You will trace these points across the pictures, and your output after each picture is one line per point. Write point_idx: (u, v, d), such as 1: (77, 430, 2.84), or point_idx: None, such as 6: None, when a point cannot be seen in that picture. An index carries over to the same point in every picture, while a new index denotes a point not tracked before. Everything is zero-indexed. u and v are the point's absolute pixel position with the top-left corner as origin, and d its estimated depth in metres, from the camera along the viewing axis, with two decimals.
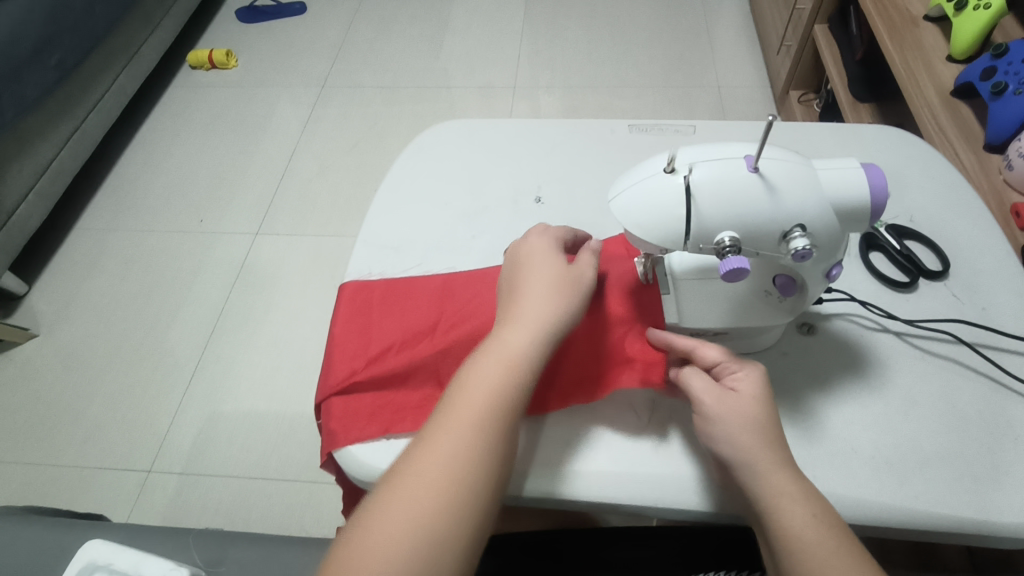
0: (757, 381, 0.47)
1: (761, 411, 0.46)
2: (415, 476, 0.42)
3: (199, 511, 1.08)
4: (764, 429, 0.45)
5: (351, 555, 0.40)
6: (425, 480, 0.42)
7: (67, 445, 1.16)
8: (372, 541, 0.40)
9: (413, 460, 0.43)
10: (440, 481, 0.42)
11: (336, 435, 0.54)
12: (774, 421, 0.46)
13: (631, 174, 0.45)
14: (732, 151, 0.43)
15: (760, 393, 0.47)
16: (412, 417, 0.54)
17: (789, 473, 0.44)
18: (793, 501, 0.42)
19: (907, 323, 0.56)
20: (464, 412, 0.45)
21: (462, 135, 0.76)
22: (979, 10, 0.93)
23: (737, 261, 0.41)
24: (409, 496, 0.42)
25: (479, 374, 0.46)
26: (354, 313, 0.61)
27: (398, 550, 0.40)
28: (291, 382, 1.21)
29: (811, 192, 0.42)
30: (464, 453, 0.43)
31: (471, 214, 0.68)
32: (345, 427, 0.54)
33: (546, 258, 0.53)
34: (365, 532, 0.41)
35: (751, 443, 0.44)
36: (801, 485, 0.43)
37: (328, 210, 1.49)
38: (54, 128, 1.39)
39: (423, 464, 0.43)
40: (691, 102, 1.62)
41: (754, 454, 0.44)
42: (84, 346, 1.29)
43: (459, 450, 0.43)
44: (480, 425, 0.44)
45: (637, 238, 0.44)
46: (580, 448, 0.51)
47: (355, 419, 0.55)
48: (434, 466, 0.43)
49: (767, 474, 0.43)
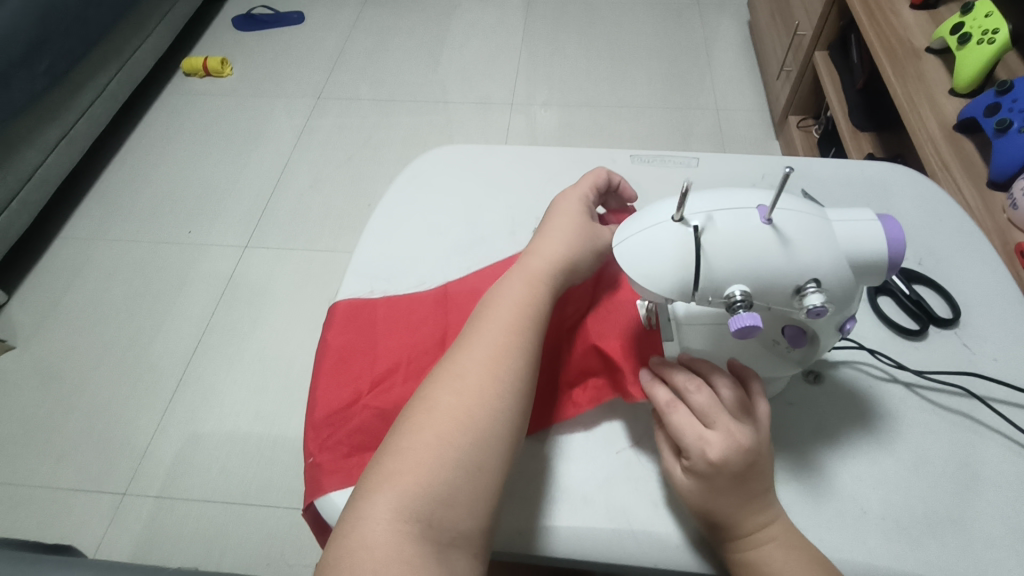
0: (721, 453, 0.43)
1: (727, 482, 0.43)
2: (421, 418, 0.45)
3: (175, 535, 1.04)
4: (748, 492, 0.43)
5: (365, 486, 0.43)
6: (430, 420, 0.45)
7: (41, 463, 1.12)
8: (382, 475, 0.43)
9: (421, 405, 0.46)
10: (444, 419, 0.45)
11: (334, 475, 0.51)
12: (758, 483, 0.43)
13: (636, 219, 0.43)
14: (743, 200, 0.41)
15: (737, 453, 0.43)
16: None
17: (772, 540, 0.43)
18: (772, 557, 0.42)
19: (917, 374, 0.54)
20: (473, 372, 0.47)
21: (458, 161, 0.74)
22: (983, 44, 0.92)
23: (750, 317, 0.38)
24: (417, 434, 0.44)
25: (485, 339, 0.49)
26: (345, 345, 0.59)
27: (405, 480, 0.42)
28: (277, 403, 1.17)
29: (826, 245, 0.39)
30: (466, 394, 0.46)
31: (465, 245, 0.66)
32: (346, 467, 0.52)
33: (557, 224, 0.56)
34: (377, 468, 0.44)
35: (729, 506, 0.43)
36: (782, 536, 0.43)
37: (320, 224, 1.46)
38: (40, 133, 1.35)
39: (430, 406, 0.46)
40: (689, 123, 1.61)
41: (739, 521, 0.43)
42: (63, 358, 1.25)
43: (463, 392, 0.46)
44: (490, 382, 0.46)
45: (642, 287, 0.42)
46: (574, 501, 0.48)
47: (358, 458, 0.52)
48: (438, 406, 0.45)
49: (749, 548, 0.43)
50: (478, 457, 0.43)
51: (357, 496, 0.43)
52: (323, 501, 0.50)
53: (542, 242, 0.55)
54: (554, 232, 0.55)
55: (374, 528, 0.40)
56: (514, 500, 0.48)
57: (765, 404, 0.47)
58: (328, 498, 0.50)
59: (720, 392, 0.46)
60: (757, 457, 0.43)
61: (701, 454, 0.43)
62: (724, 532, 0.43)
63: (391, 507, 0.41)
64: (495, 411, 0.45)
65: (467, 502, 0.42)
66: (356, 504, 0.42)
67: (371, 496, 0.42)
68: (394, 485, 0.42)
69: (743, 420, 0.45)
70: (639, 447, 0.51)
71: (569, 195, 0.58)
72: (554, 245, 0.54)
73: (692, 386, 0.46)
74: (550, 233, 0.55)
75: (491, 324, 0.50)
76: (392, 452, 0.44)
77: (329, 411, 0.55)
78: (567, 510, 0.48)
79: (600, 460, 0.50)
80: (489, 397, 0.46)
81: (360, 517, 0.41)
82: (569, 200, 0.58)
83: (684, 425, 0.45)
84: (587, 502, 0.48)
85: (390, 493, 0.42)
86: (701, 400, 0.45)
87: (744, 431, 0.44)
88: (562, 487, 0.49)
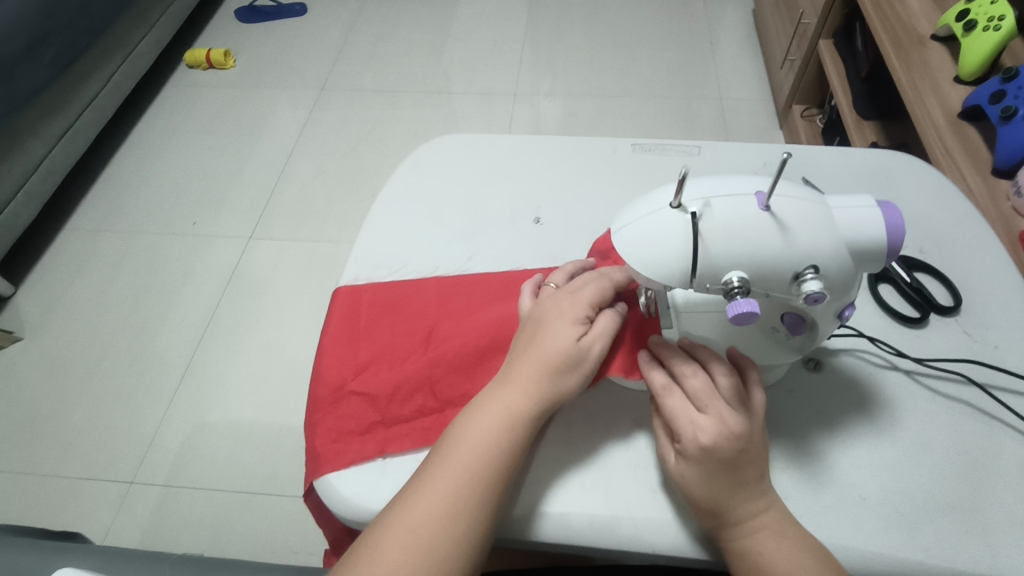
0: (711, 436, 0.43)
1: (718, 467, 0.43)
2: (446, 453, 0.46)
3: (182, 523, 1.05)
4: (740, 481, 0.43)
5: (384, 525, 0.44)
6: (454, 457, 0.46)
7: (49, 452, 1.13)
8: (402, 521, 0.43)
9: (448, 439, 0.47)
10: (468, 457, 0.46)
11: (329, 459, 0.52)
12: (750, 474, 0.44)
13: (635, 206, 0.43)
14: (742, 186, 0.41)
15: (728, 442, 0.43)
16: (406, 433, 0.53)
17: (763, 530, 0.43)
18: (762, 543, 0.43)
19: (917, 362, 0.54)
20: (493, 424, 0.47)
21: (460, 150, 0.74)
22: (989, 31, 0.91)
23: (747, 303, 0.39)
24: (439, 468, 0.45)
25: (504, 396, 0.48)
26: (341, 335, 0.60)
27: (424, 528, 0.43)
28: (281, 393, 1.18)
29: (825, 231, 0.40)
30: (488, 432, 0.46)
31: (467, 235, 0.66)
32: (335, 451, 0.52)
33: (550, 336, 0.49)
34: (401, 498, 0.45)
35: (721, 492, 0.43)
36: (774, 523, 0.43)
37: (324, 215, 1.46)
38: (45, 126, 1.36)
39: (454, 440, 0.47)
40: (693, 113, 1.60)
41: (731, 510, 0.43)
42: (70, 349, 1.26)
43: (487, 431, 0.46)
44: (507, 436, 0.47)
45: (641, 274, 0.42)
46: (571, 488, 0.49)
47: (346, 443, 0.53)
48: (461, 443, 0.46)
49: (740, 535, 0.43)
50: (498, 498, 0.45)
51: (374, 534, 0.44)
52: (319, 484, 0.51)
53: (530, 355, 0.49)
54: (545, 346, 0.49)
55: (394, 557, 0.42)
56: (518, 494, 0.48)
57: (760, 394, 0.47)
58: (320, 482, 0.51)
59: (717, 380, 0.46)
60: (748, 447, 0.44)
61: (692, 438, 0.44)
62: (716, 519, 0.44)
63: (408, 548, 0.43)
64: (517, 454, 0.47)
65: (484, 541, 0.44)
66: (373, 541, 0.43)
67: (389, 537, 0.43)
68: (415, 532, 0.43)
69: (738, 408, 0.45)
70: (639, 436, 0.51)
71: (568, 296, 0.51)
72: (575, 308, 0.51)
73: (689, 370, 0.47)
74: (541, 347, 0.49)
75: (511, 380, 0.48)
76: (416, 485, 0.45)
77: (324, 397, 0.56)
78: (565, 497, 0.48)
79: (598, 448, 0.51)
80: (512, 442, 0.47)
81: (381, 544, 0.43)
82: (567, 305, 0.51)
83: (676, 408, 0.45)
84: (585, 489, 0.49)
85: (410, 540, 0.43)
86: (695, 384, 0.46)
87: (737, 418, 0.44)
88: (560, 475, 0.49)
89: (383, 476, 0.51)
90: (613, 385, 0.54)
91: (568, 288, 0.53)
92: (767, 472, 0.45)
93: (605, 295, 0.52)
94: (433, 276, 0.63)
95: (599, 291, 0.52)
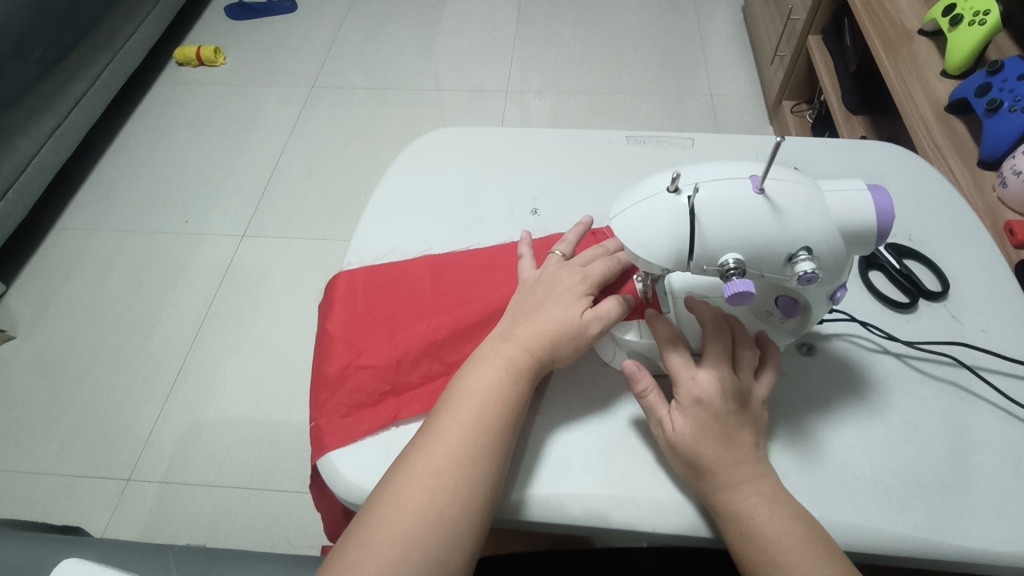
0: (707, 393, 0.46)
1: (712, 422, 0.46)
2: (455, 406, 0.47)
3: (180, 519, 1.05)
4: (734, 439, 0.45)
5: (398, 472, 0.45)
6: (463, 409, 0.47)
7: (44, 451, 1.13)
8: (412, 467, 0.45)
9: (457, 392, 0.48)
10: (478, 409, 0.47)
11: (338, 434, 0.53)
12: (741, 433, 0.46)
13: (633, 189, 0.44)
14: (736, 171, 0.42)
15: (720, 394, 0.46)
16: (416, 400, 0.55)
17: (759, 491, 0.44)
18: (756, 503, 0.44)
19: (908, 345, 0.55)
20: (491, 377, 0.48)
21: (456, 142, 0.74)
22: (974, 25, 0.93)
23: (743, 283, 0.39)
24: (450, 421, 0.47)
25: (503, 352, 0.50)
26: (339, 318, 0.60)
27: (432, 474, 0.44)
28: (277, 389, 1.18)
29: (816, 213, 0.40)
30: (498, 388, 0.48)
31: (465, 225, 0.67)
32: (346, 426, 0.53)
33: (555, 303, 0.52)
34: (416, 447, 0.46)
35: (717, 449, 0.45)
36: (766, 487, 0.44)
37: (317, 212, 1.46)
38: (34, 124, 1.35)
39: (464, 393, 0.48)
40: (683, 110, 1.62)
41: (728, 468, 0.45)
42: (64, 348, 1.26)
43: (495, 385, 0.48)
44: (508, 385, 0.48)
45: (637, 257, 0.43)
46: (570, 470, 0.49)
47: (358, 417, 0.54)
48: (470, 396, 0.48)
49: (736, 493, 0.44)
50: (506, 448, 0.46)
51: (388, 482, 0.45)
52: (326, 460, 0.52)
53: (534, 315, 0.51)
54: (549, 309, 0.51)
55: (411, 506, 0.43)
56: (520, 479, 0.49)
57: (767, 372, 0.49)
58: (331, 458, 0.52)
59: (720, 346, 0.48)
60: (740, 407, 0.46)
61: (692, 394, 0.47)
62: (714, 479, 0.45)
63: (420, 491, 0.44)
64: (521, 411, 0.48)
65: (494, 491, 0.45)
66: (387, 489, 0.45)
67: (402, 484, 0.44)
68: (423, 477, 0.44)
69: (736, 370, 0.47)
70: (637, 418, 0.52)
71: (577, 270, 0.54)
72: (576, 284, 0.53)
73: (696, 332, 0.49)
74: (544, 310, 0.51)
75: (515, 340, 0.50)
76: (429, 434, 0.47)
77: (329, 376, 0.56)
78: (559, 478, 0.49)
79: (597, 430, 0.52)
80: (518, 398, 0.48)
81: (398, 493, 0.44)
82: (576, 278, 0.53)
83: (678, 367, 0.48)
84: (585, 472, 0.49)
85: (420, 484, 0.44)
86: (712, 345, 0.48)
87: (731, 376, 0.47)
88: (557, 458, 0.50)
89: (388, 461, 0.51)
90: (611, 370, 0.55)
91: (578, 263, 0.55)
92: (759, 441, 0.47)
93: (610, 268, 0.54)
94: (422, 255, 0.64)
95: (607, 267, 0.54)
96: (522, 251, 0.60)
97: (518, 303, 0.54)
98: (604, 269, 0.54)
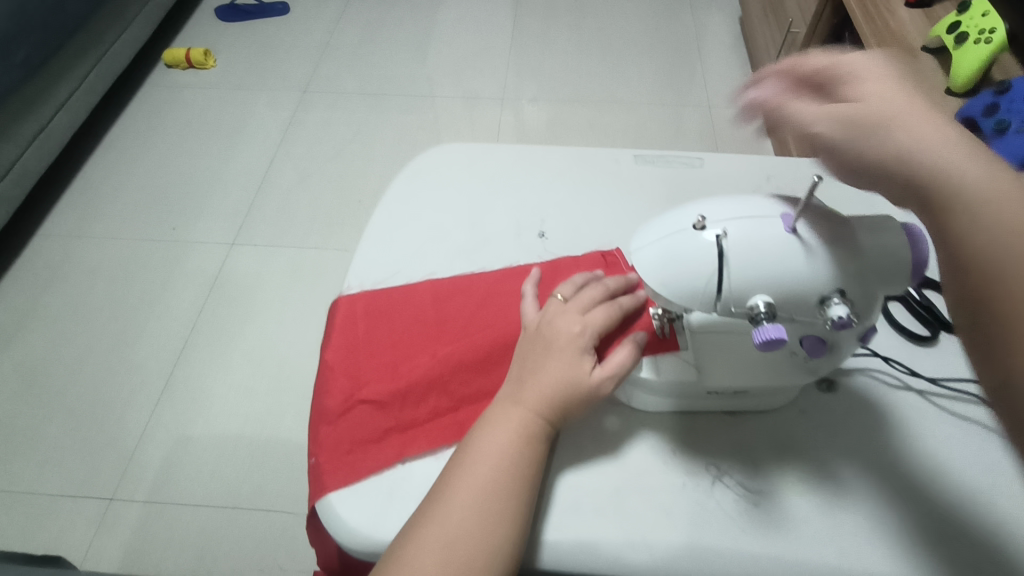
0: None
1: None
2: (465, 469, 0.45)
3: (165, 541, 1.01)
4: None
5: (408, 540, 0.43)
6: (475, 472, 0.45)
7: (22, 468, 1.09)
8: (424, 537, 0.43)
9: (467, 453, 0.46)
10: (490, 472, 0.45)
11: (341, 473, 0.50)
12: None
13: (654, 224, 0.42)
14: (765, 208, 0.39)
15: None
16: (424, 436, 0.52)
17: None
18: None
19: (931, 381, 0.53)
20: (502, 441, 0.46)
21: (460, 159, 0.72)
22: (980, 43, 0.93)
23: (775, 329, 0.37)
24: (461, 485, 0.45)
25: (508, 423, 0.47)
26: (339, 346, 0.58)
27: (446, 546, 0.42)
28: (267, 404, 1.15)
29: (849, 255, 0.38)
30: (510, 450, 0.46)
31: (470, 248, 0.64)
32: (348, 464, 0.51)
33: (557, 362, 0.49)
34: (426, 513, 0.44)
35: None
36: None
37: (309, 220, 1.43)
38: (16, 129, 1.30)
39: (473, 457, 0.46)
40: (681, 120, 1.60)
41: None
42: (45, 361, 1.22)
43: (507, 447, 0.46)
44: (522, 448, 0.46)
45: (658, 296, 0.41)
46: (582, 516, 0.47)
47: (360, 455, 0.51)
48: (482, 458, 0.46)
49: None
50: (520, 510, 0.44)
51: (399, 551, 0.43)
52: (327, 501, 0.49)
53: (536, 376, 0.49)
54: (552, 369, 0.49)
55: None
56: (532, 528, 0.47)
57: None
58: (333, 498, 0.49)
59: None
60: None
61: None
62: None
63: (433, 563, 0.42)
64: (535, 472, 0.46)
65: (513, 560, 0.43)
66: (398, 559, 0.43)
67: (414, 555, 0.42)
68: (436, 548, 0.42)
69: None
70: (651, 460, 0.50)
71: (576, 317, 0.51)
72: (575, 339, 0.50)
73: None
74: (546, 371, 0.49)
75: (522, 402, 0.48)
76: (439, 499, 0.44)
77: (329, 410, 0.54)
78: (571, 524, 0.46)
79: (610, 473, 0.49)
80: (531, 459, 0.46)
81: (409, 565, 0.42)
82: (574, 330, 0.50)
83: None
84: (598, 517, 0.47)
85: (433, 556, 0.42)
86: None
87: None
88: (570, 503, 0.48)
89: (390, 505, 0.49)
90: (623, 406, 0.53)
91: (576, 306, 0.52)
92: None
93: (611, 318, 0.51)
94: (427, 279, 0.62)
95: (606, 314, 0.51)
96: (526, 290, 0.57)
97: (519, 360, 0.51)
98: (603, 316, 0.51)
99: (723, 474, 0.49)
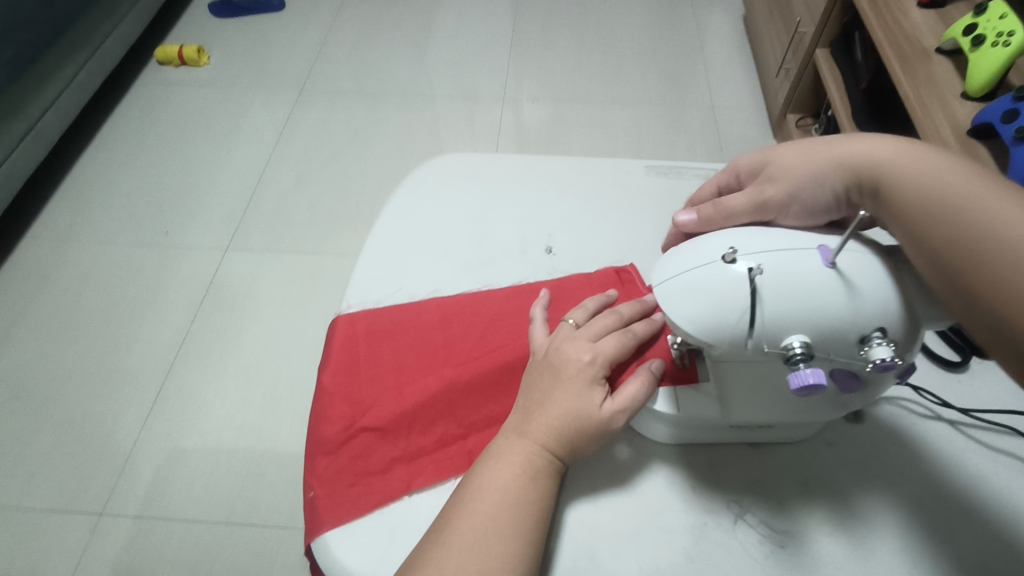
0: None
1: None
2: (467, 508, 0.42)
3: (155, 558, 0.97)
4: None
5: None
6: (478, 512, 0.42)
7: (9, 482, 1.05)
8: None
9: (470, 490, 0.43)
10: (493, 512, 0.42)
11: (342, 508, 0.47)
12: None
13: (681, 253, 0.40)
14: (801, 241, 0.38)
15: None
16: (430, 467, 0.49)
17: None
18: None
19: (962, 413, 0.52)
20: (506, 477, 0.43)
21: (464, 170, 0.69)
22: (998, 46, 0.89)
23: (813, 373, 0.35)
24: (462, 526, 0.41)
25: (511, 456, 0.44)
26: (338, 370, 0.55)
27: None
28: (262, 415, 1.11)
29: (892, 292, 0.36)
30: (515, 488, 0.43)
31: (475, 265, 0.61)
32: (349, 499, 0.48)
33: (566, 392, 0.46)
34: (424, 557, 0.41)
35: None
36: None
37: (306, 224, 1.40)
38: (3, 128, 1.26)
39: (474, 495, 0.43)
40: (685, 120, 1.57)
41: None
42: (33, 370, 1.18)
43: (512, 484, 0.43)
44: (527, 486, 0.43)
45: (685, 333, 0.39)
46: (598, 559, 0.45)
47: (362, 488, 0.48)
48: (484, 496, 0.42)
49: None
50: (525, 555, 0.41)
51: None
52: (326, 539, 0.46)
53: (544, 406, 0.46)
54: (560, 399, 0.46)
55: None
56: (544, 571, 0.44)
57: None
58: (333, 536, 0.46)
59: None
60: None
61: None
62: None
63: None
64: (542, 512, 0.43)
65: None
66: None
67: None
68: None
69: None
70: (669, 497, 0.47)
71: (587, 345, 0.48)
72: (585, 368, 0.47)
73: None
74: (554, 401, 0.46)
75: (528, 435, 0.45)
76: (439, 541, 0.41)
77: (327, 439, 0.51)
78: (586, 567, 0.44)
79: (627, 510, 0.47)
80: (537, 498, 0.43)
81: None
82: (584, 359, 0.47)
83: None
84: (616, 559, 0.45)
85: None
86: None
87: None
88: (585, 544, 0.45)
89: (393, 546, 0.46)
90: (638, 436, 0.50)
91: (588, 334, 0.49)
92: None
93: (625, 346, 0.49)
94: (432, 298, 0.58)
95: (619, 342, 0.49)
96: (535, 311, 0.54)
97: (525, 388, 0.48)
98: (616, 345, 0.48)
99: (746, 512, 0.47)
